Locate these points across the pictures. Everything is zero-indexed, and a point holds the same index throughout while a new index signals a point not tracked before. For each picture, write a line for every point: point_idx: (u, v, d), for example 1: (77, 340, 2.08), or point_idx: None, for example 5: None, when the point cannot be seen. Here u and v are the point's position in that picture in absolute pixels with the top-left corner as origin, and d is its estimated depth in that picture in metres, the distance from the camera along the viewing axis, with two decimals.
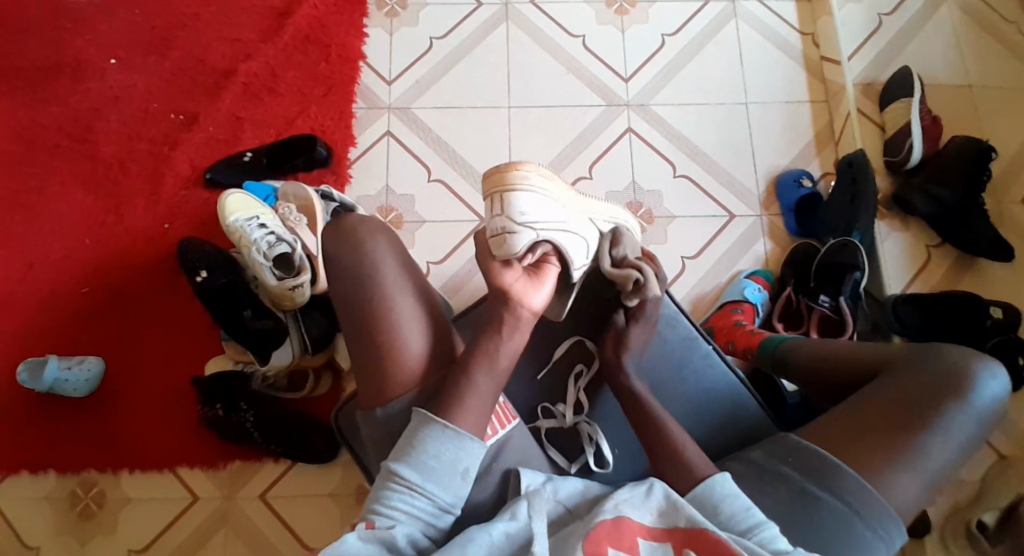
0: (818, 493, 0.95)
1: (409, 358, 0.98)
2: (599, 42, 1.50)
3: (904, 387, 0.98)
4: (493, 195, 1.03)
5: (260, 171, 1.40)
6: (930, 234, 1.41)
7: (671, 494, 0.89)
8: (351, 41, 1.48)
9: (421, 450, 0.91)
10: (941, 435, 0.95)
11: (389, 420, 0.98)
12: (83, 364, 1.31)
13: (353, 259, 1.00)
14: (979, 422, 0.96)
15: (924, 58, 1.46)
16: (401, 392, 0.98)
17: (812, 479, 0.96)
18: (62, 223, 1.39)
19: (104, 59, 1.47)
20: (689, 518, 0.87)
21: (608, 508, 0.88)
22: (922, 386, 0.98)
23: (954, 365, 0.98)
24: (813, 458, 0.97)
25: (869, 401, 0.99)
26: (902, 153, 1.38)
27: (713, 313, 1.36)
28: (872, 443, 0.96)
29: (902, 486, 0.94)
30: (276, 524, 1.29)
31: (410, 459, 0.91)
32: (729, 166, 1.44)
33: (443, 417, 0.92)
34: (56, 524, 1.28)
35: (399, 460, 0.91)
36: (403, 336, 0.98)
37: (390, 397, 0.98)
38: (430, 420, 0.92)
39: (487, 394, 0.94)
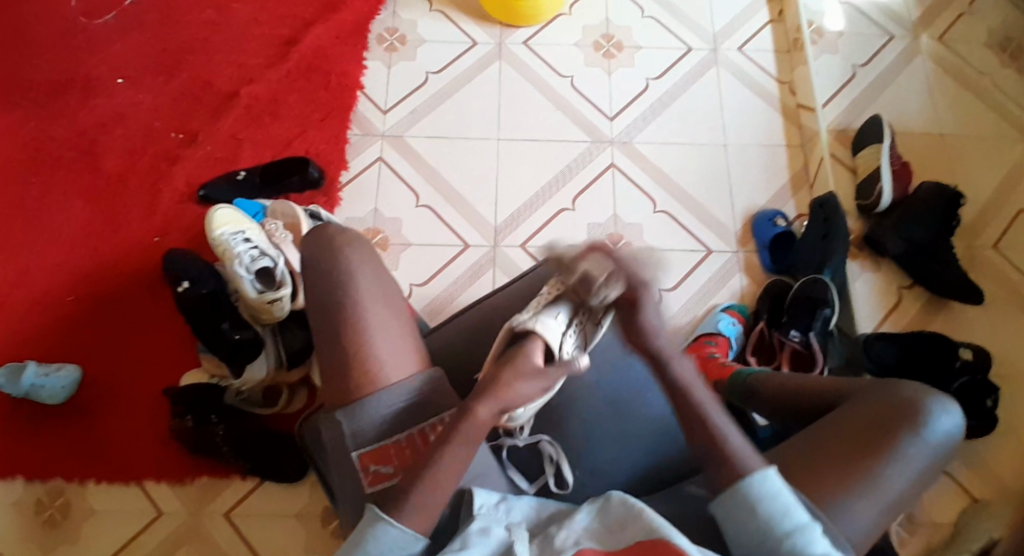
0: None
1: (379, 364, 1.00)
2: (586, 81, 1.57)
3: (858, 419, 1.03)
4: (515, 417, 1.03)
5: (254, 188, 1.45)
6: (902, 275, 1.44)
7: (619, 513, 0.90)
8: (350, 71, 1.55)
9: (363, 549, 0.88)
10: (891, 465, 0.99)
11: (362, 420, 0.98)
12: (60, 371, 1.34)
13: (330, 266, 1.04)
14: (937, 455, 1.00)
15: (897, 107, 1.53)
16: (371, 393, 0.98)
17: None
18: (60, 231, 1.44)
19: (114, 79, 1.54)
20: (643, 531, 0.87)
21: (569, 543, 0.88)
22: (874, 419, 1.02)
23: (911, 400, 1.02)
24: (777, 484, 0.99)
25: (829, 430, 1.03)
26: (873, 197, 1.43)
27: (688, 344, 1.38)
28: (832, 469, 0.99)
29: (853, 513, 0.97)
30: (241, 542, 1.30)
31: (354, 554, 0.88)
32: (708, 204, 1.49)
33: (391, 514, 0.88)
34: (21, 532, 1.29)
35: (339, 554, 0.89)
36: (372, 340, 1.00)
37: (354, 400, 0.99)
38: (377, 519, 0.88)
39: (453, 471, 0.90)
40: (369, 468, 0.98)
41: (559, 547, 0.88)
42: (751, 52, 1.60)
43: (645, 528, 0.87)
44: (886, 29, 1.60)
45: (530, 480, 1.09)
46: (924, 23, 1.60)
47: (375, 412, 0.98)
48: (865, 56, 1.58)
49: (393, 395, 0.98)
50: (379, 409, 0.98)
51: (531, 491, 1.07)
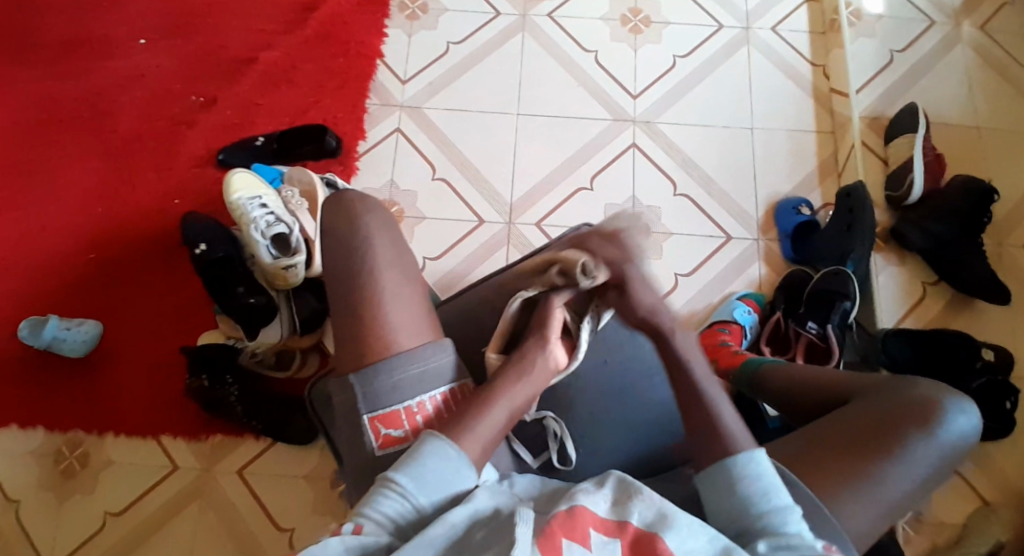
0: None
1: (393, 331, 0.99)
2: (611, 58, 1.53)
3: (871, 413, 1.00)
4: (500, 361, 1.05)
5: (270, 156, 1.44)
6: (927, 271, 1.40)
7: (628, 488, 0.88)
8: (371, 39, 1.53)
9: (422, 463, 0.89)
10: (901, 464, 0.96)
11: (377, 382, 0.97)
12: (82, 325, 1.35)
13: (347, 232, 1.03)
14: (944, 457, 0.98)
15: (933, 96, 1.47)
16: (385, 358, 0.98)
17: None
18: (78, 189, 1.45)
19: (135, 39, 1.53)
20: (642, 520, 0.85)
21: (564, 501, 0.86)
22: (888, 415, 1.00)
23: (924, 398, 1.00)
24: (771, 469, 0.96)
25: (838, 422, 1.01)
26: (902, 188, 1.38)
27: (700, 332, 1.36)
28: (834, 460, 0.97)
29: (858, 509, 0.94)
30: (249, 500, 1.32)
31: (408, 468, 0.88)
32: (731, 189, 1.46)
33: (452, 439, 0.91)
34: (40, 479, 1.33)
35: (397, 469, 0.89)
36: (387, 307, 0.99)
37: (367, 363, 0.98)
38: (439, 439, 0.91)
39: (507, 415, 0.94)
40: (380, 432, 0.97)
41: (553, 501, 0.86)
42: (783, 33, 1.55)
43: (652, 512, 0.85)
44: (926, 14, 1.53)
45: (535, 455, 1.08)
46: (968, 9, 1.53)
47: (389, 377, 0.97)
48: (902, 42, 1.52)
49: (408, 360, 0.98)
50: (394, 372, 0.97)
51: (535, 465, 1.06)
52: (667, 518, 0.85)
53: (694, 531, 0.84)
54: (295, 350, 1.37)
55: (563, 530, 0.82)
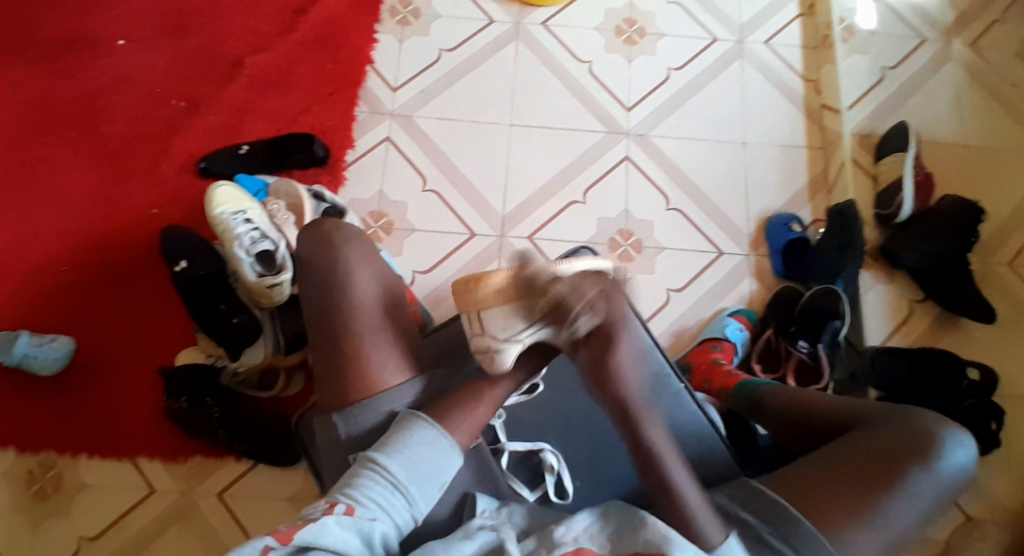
0: (776, 543, 0.96)
1: (379, 371, 1.01)
2: (607, 68, 1.51)
3: (873, 448, 1.00)
4: (468, 311, 0.98)
5: (255, 164, 1.39)
6: (915, 290, 1.42)
7: (628, 511, 0.91)
8: (358, 43, 1.48)
9: (411, 453, 0.93)
10: (901, 499, 0.97)
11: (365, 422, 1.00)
12: (54, 341, 1.29)
13: (328, 262, 1.04)
14: (943, 490, 0.98)
15: (924, 115, 1.48)
16: (367, 397, 1.00)
17: (771, 527, 0.97)
18: (48, 196, 1.38)
19: (110, 38, 1.47)
20: (647, 543, 0.88)
21: (568, 539, 0.89)
22: (888, 449, 1.00)
23: (924, 430, 1.00)
24: (772, 505, 0.98)
25: (836, 453, 1.01)
26: (892, 208, 1.40)
27: (691, 349, 1.36)
28: (833, 494, 0.98)
29: (859, 544, 0.95)
30: (229, 522, 1.28)
31: (399, 455, 0.93)
32: (723, 204, 1.45)
33: (441, 426, 0.96)
34: (10, 502, 1.27)
35: (386, 453, 0.93)
36: (371, 346, 1.02)
37: (352, 403, 1.00)
38: (428, 426, 0.95)
39: (481, 417, 0.99)
40: None
41: (558, 539, 0.89)
42: (776, 47, 1.55)
43: (654, 537, 0.88)
44: (918, 33, 1.54)
45: (532, 489, 1.07)
46: (959, 27, 1.54)
47: (374, 416, 1.00)
48: (894, 59, 1.53)
49: (392, 399, 1.00)
50: (379, 411, 1.00)
51: (533, 500, 1.06)
52: (671, 540, 0.87)
53: (698, 555, 0.86)
54: (280, 369, 1.33)
55: None
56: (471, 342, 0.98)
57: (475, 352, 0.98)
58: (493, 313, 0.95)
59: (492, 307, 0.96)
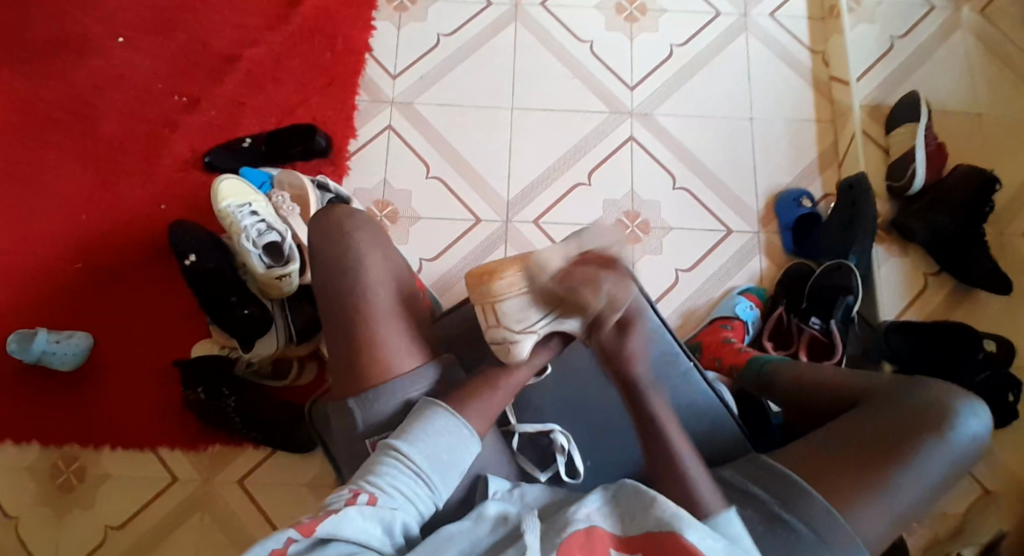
0: (785, 518, 0.95)
1: (387, 354, 1.02)
2: (607, 48, 1.49)
3: (883, 420, 0.99)
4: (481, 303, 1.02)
5: (259, 157, 1.41)
6: (929, 261, 1.39)
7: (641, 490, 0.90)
8: (358, 33, 1.49)
9: (434, 443, 0.94)
10: (913, 471, 0.95)
11: (378, 408, 1.01)
12: (71, 338, 1.32)
13: (337, 248, 1.06)
14: (956, 461, 0.97)
15: (934, 83, 1.45)
16: (381, 382, 1.01)
17: (781, 503, 0.96)
18: (61, 196, 1.41)
19: (114, 37, 1.49)
20: (657, 520, 0.87)
21: (580, 517, 0.89)
22: (900, 421, 0.98)
23: (938, 401, 0.99)
24: (783, 479, 0.97)
25: (847, 425, 1.00)
26: (905, 178, 1.37)
27: (702, 329, 1.35)
28: (845, 466, 0.97)
29: (870, 517, 0.94)
30: (250, 507, 1.31)
31: (420, 443, 0.93)
32: (730, 182, 1.43)
33: (459, 413, 0.96)
34: (36, 495, 1.31)
35: (409, 442, 0.93)
36: (381, 329, 1.03)
37: (363, 388, 1.02)
38: (447, 414, 0.96)
39: (495, 405, 0.99)
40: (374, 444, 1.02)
41: (570, 517, 0.89)
42: (781, 19, 1.52)
43: (665, 514, 0.87)
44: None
45: (542, 468, 1.08)
46: None
47: (386, 404, 1.00)
48: (903, 27, 1.49)
49: (405, 386, 1.01)
50: (392, 399, 1.01)
51: (544, 479, 1.07)
52: (682, 517, 0.87)
53: (711, 532, 0.86)
54: (292, 359, 1.36)
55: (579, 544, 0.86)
56: (486, 333, 1.03)
57: (491, 342, 1.02)
58: (507, 306, 0.99)
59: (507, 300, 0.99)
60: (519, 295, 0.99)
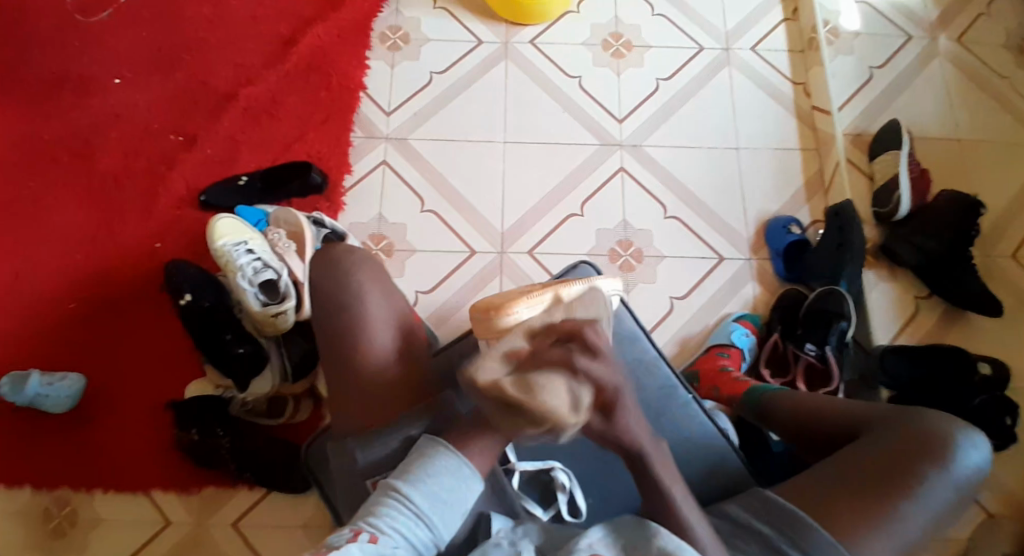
0: (788, 549, 0.95)
1: None
2: (595, 82, 1.53)
3: (884, 450, 1.00)
4: (491, 338, 1.03)
5: (254, 195, 1.41)
6: (918, 285, 1.42)
7: (645, 522, 0.92)
8: (352, 70, 1.51)
9: (435, 484, 0.93)
10: (917, 500, 0.96)
11: (382, 448, 1.01)
12: (65, 381, 1.30)
13: (339, 289, 1.07)
14: (957, 490, 0.97)
15: (914, 111, 1.49)
16: (388, 425, 1.02)
17: (786, 536, 0.95)
18: (54, 236, 1.40)
19: (108, 78, 1.50)
20: None
21: (584, 547, 0.90)
22: (900, 452, 0.99)
23: (938, 432, 1.00)
24: (789, 514, 0.97)
25: (849, 456, 1.01)
26: (890, 204, 1.40)
27: (698, 357, 1.36)
28: (850, 497, 0.97)
29: (878, 548, 0.94)
30: (245, 550, 1.28)
31: (423, 485, 0.92)
32: (720, 210, 1.46)
33: (462, 454, 0.95)
34: (26, 540, 1.27)
35: (409, 484, 0.92)
36: None
37: (370, 427, 1.02)
38: (449, 454, 0.95)
39: (502, 437, 0.98)
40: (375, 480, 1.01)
41: (573, 548, 0.90)
42: (764, 52, 1.57)
43: (672, 547, 0.88)
44: (903, 31, 1.56)
45: (545, 507, 1.08)
46: (942, 23, 1.56)
47: (387, 446, 1.00)
48: (881, 58, 1.54)
49: (408, 425, 1.01)
50: (393, 441, 1.01)
51: (547, 519, 1.06)
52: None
53: None
54: (287, 396, 1.35)
55: None
56: None
57: None
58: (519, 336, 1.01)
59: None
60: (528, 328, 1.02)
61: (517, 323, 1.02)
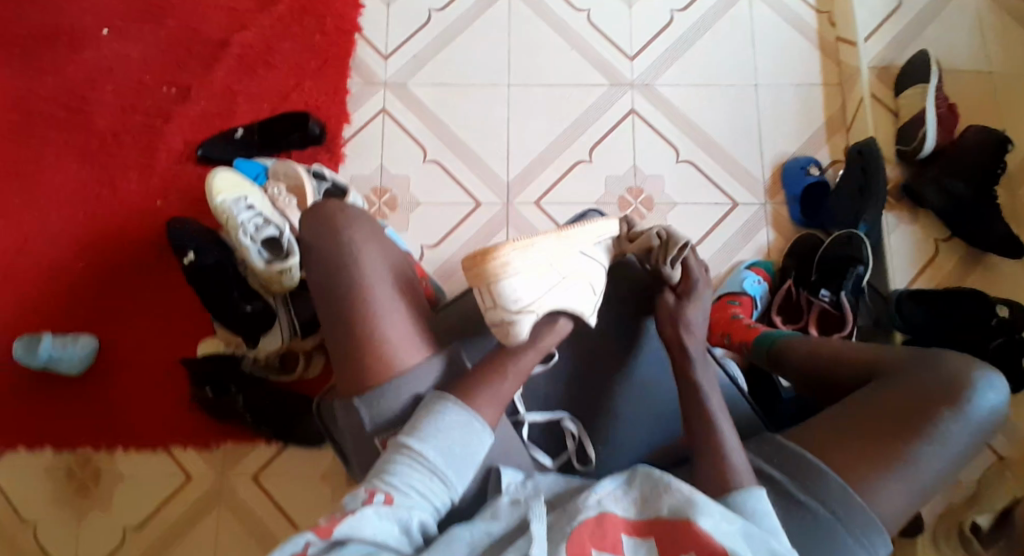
0: (802, 497, 0.90)
1: (392, 351, 0.98)
2: (605, 16, 1.45)
3: (899, 393, 0.94)
4: (479, 285, 0.96)
5: (252, 147, 1.38)
6: (940, 226, 1.36)
7: (652, 473, 0.86)
8: (347, 12, 1.44)
9: (445, 438, 0.89)
10: (933, 445, 0.90)
11: (386, 404, 0.96)
12: (77, 341, 1.32)
13: (333, 246, 1.01)
14: (976, 434, 0.91)
15: (944, 42, 1.41)
16: (388, 379, 0.97)
17: (800, 484, 0.90)
18: (55, 196, 1.38)
19: (96, 28, 1.44)
20: (672, 508, 0.83)
21: (591, 502, 0.84)
22: (916, 393, 0.93)
23: (954, 372, 0.94)
24: (803, 462, 0.91)
25: (863, 398, 0.95)
26: (914, 143, 1.33)
27: (710, 305, 1.32)
28: (868, 444, 0.91)
29: (892, 495, 0.89)
30: (266, 501, 1.32)
31: (432, 440, 0.89)
32: (737, 152, 1.40)
33: (465, 404, 0.92)
34: (54, 498, 1.31)
35: (420, 438, 0.89)
36: (384, 325, 0.98)
37: (369, 387, 0.97)
38: (454, 407, 0.91)
39: (507, 395, 0.95)
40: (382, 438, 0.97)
41: (581, 503, 0.84)
42: None
43: (679, 498, 0.83)
44: None
45: (553, 457, 1.07)
46: None
47: (393, 400, 0.96)
48: None
49: (412, 380, 0.97)
50: (398, 395, 0.96)
51: (555, 468, 1.05)
52: (696, 502, 0.82)
53: (726, 517, 0.82)
54: (299, 352, 1.34)
55: (592, 535, 0.81)
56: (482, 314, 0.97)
57: (489, 325, 0.97)
58: (507, 286, 0.95)
59: (508, 280, 0.95)
60: (517, 276, 0.95)
61: (504, 272, 0.94)
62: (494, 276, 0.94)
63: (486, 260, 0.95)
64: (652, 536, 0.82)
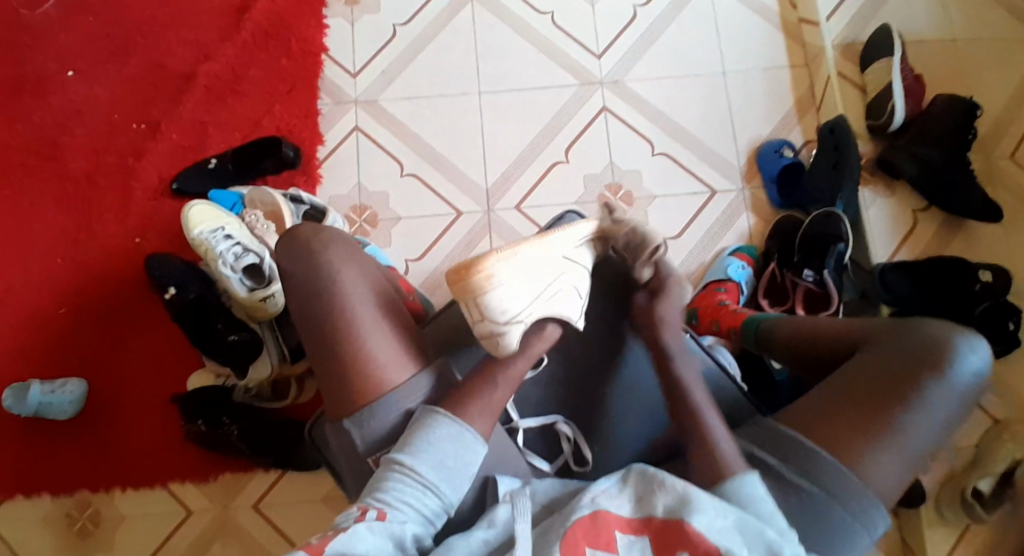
0: (794, 479, 0.90)
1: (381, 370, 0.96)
2: (569, 16, 1.45)
3: (880, 363, 0.93)
4: (464, 299, 0.95)
5: (226, 177, 1.37)
6: (916, 198, 1.37)
7: (646, 473, 0.86)
8: (311, 33, 1.44)
9: (437, 451, 0.89)
10: (917, 411, 0.89)
11: (377, 423, 0.94)
12: (66, 387, 1.31)
13: (308, 270, 1.00)
14: (960, 397, 0.90)
15: (904, 16, 1.43)
16: (376, 399, 0.95)
17: (791, 465, 0.91)
18: (33, 242, 1.38)
19: (60, 71, 1.43)
20: (666, 506, 0.83)
21: (586, 502, 0.84)
22: (897, 362, 0.92)
23: (933, 336, 0.93)
24: (791, 441, 0.92)
25: (845, 372, 0.94)
26: (884, 116, 1.34)
27: (698, 293, 1.32)
28: (852, 417, 0.91)
29: (880, 466, 0.89)
30: (269, 528, 1.31)
31: (422, 453, 0.89)
32: (711, 141, 1.41)
33: (454, 416, 0.91)
34: (55, 545, 1.30)
35: (410, 452, 0.89)
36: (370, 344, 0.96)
37: (358, 407, 0.95)
38: (443, 419, 0.91)
39: (499, 402, 0.94)
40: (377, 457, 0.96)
41: (575, 504, 0.84)
42: None
43: (674, 496, 0.83)
44: None
45: (551, 461, 1.04)
46: None
47: (385, 419, 0.94)
48: None
49: (402, 397, 0.95)
50: (389, 414, 0.94)
51: (553, 472, 1.03)
52: (689, 500, 0.83)
53: (721, 512, 0.82)
54: (290, 378, 1.32)
55: (586, 534, 0.81)
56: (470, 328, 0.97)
57: (477, 338, 0.97)
58: (492, 296, 0.94)
59: (492, 292, 0.94)
60: (501, 287, 0.94)
61: (489, 284, 0.93)
62: (478, 289, 0.93)
63: (469, 274, 0.94)
64: (646, 534, 0.82)
